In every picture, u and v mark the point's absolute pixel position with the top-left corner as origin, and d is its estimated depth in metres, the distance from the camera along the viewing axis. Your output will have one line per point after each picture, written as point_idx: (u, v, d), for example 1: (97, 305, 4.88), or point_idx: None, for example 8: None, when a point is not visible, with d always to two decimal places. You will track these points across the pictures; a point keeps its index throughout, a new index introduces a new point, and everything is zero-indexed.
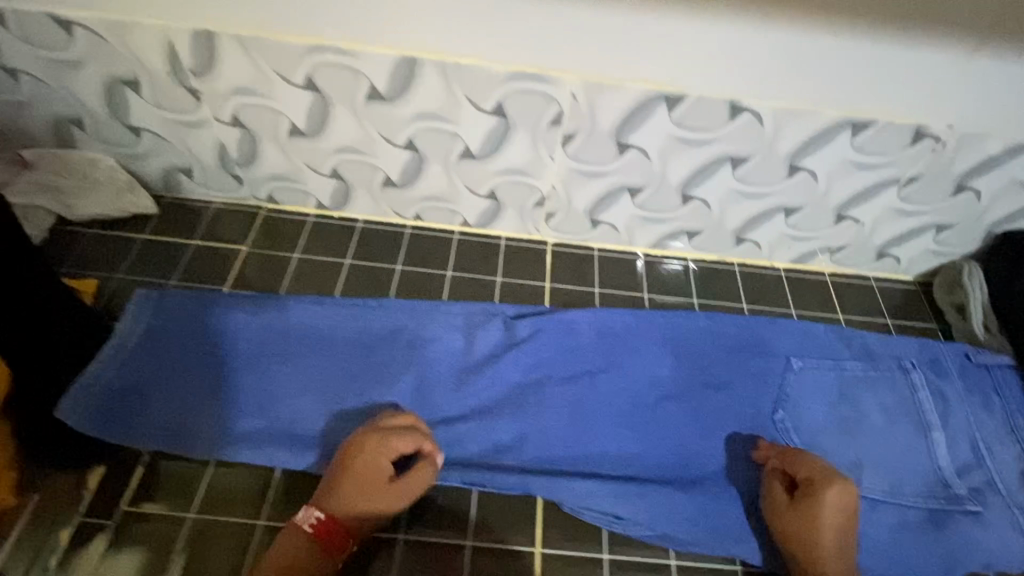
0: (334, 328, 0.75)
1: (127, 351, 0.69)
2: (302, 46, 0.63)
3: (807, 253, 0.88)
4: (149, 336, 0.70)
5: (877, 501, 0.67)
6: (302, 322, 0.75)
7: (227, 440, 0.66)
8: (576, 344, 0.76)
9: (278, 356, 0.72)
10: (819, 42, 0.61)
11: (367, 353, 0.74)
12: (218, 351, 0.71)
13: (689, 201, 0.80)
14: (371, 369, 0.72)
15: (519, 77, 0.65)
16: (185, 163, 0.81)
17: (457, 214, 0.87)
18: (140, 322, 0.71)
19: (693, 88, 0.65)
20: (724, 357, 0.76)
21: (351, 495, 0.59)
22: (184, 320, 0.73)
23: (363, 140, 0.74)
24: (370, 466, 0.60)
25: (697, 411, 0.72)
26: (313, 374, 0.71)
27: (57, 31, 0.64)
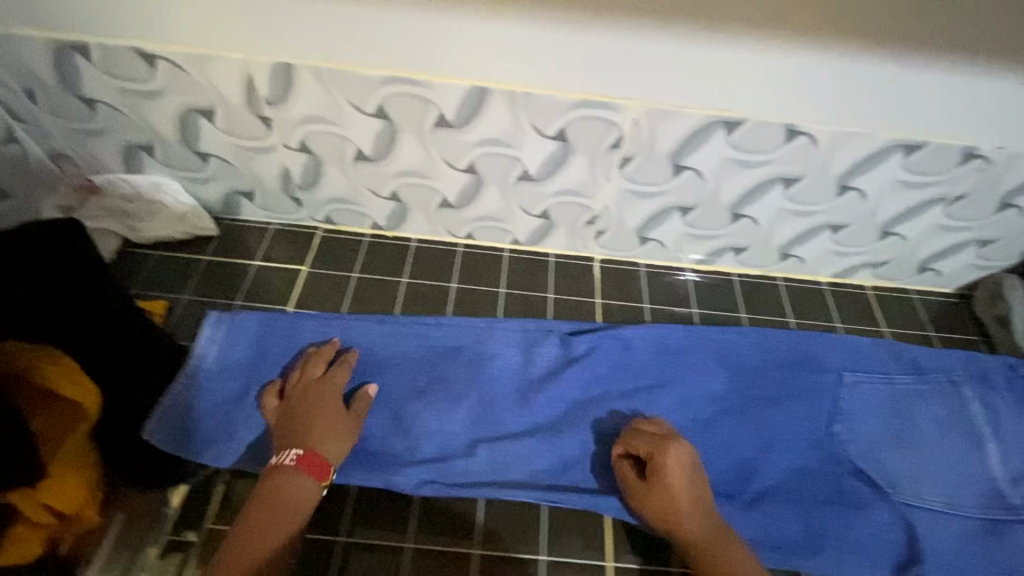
0: (401, 346, 0.78)
1: (205, 373, 0.72)
2: (377, 77, 0.65)
3: (850, 268, 0.90)
4: (226, 358, 0.74)
5: (936, 512, 0.69)
6: (367, 341, 0.78)
7: None
8: (633, 360, 0.78)
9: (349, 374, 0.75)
10: (878, 70, 0.63)
11: (432, 370, 0.76)
12: (248, 361, 0.74)
13: (738, 220, 0.82)
14: (437, 386, 0.75)
15: (583, 104, 0.67)
16: (247, 187, 0.83)
17: (509, 233, 0.89)
18: (216, 343, 0.75)
19: (752, 113, 0.67)
20: (778, 372, 0.79)
21: (314, 430, 0.65)
22: (256, 342, 0.76)
23: (425, 164, 0.76)
24: (324, 401, 0.68)
25: (755, 425, 0.74)
26: (382, 391, 0.74)
27: (140, 65, 0.67)
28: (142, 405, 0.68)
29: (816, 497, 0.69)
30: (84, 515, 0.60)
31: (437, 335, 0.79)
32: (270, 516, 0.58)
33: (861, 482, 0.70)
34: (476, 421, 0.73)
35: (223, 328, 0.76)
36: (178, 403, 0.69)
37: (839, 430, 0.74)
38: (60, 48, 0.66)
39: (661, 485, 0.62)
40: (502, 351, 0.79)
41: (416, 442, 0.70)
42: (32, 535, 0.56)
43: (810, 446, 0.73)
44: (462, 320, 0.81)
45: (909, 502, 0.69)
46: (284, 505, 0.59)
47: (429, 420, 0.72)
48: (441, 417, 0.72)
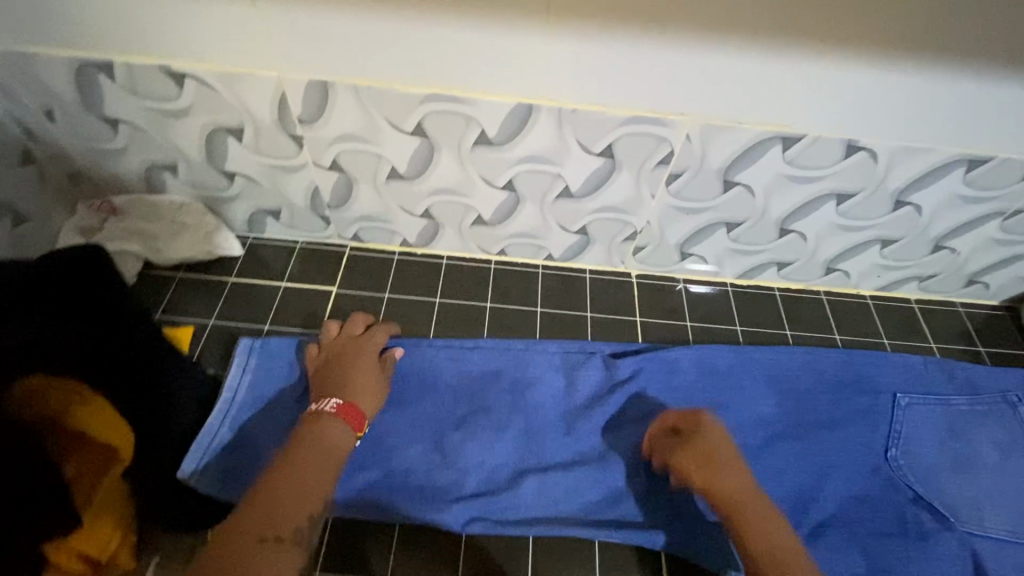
0: (442, 372, 0.76)
1: (238, 406, 0.71)
2: (418, 94, 0.62)
3: (896, 281, 0.87)
4: (259, 390, 0.73)
5: (1004, 541, 0.67)
6: (406, 367, 0.76)
7: (350, 495, 0.66)
8: (679, 383, 0.76)
9: (389, 403, 0.73)
10: (952, 85, 0.60)
11: (473, 397, 0.75)
12: (280, 391, 0.73)
13: (785, 234, 0.79)
14: (480, 413, 0.73)
15: (635, 120, 0.64)
16: (274, 206, 0.80)
17: (544, 249, 0.86)
18: (246, 376, 0.73)
19: (812, 128, 0.64)
20: (830, 396, 0.77)
21: (352, 383, 0.67)
22: (289, 371, 0.75)
23: (462, 182, 0.73)
24: (360, 360, 0.70)
25: (810, 452, 0.72)
26: (424, 421, 0.72)
27: (166, 83, 0.63)
28: (173, 440, 0.66)
29: (880, 527, 0.67)
30: (116, 560, 0.59)
31: (477, 358, 0.78)
32: (313, 450, 0.57)
33: (925, 510, 0.69)
34: (522, 452, 0.71)
35: (254, 357, 0.74)
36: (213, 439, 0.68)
37: (897, 455, 0.73)
38: (81, 67, 0.62)
39: (700, 445, 0.63)
40: (544, 375, 0.77)
41: (461, 471, 0.69)
42: None
43: (867, 472, 0.71)
44: (502, 343, 0.79)
45: (976, 531, 0.67)
46: (322, 444, 0.58)
47: (473, 447, 0.71)
48: (486, 444, 0.71)
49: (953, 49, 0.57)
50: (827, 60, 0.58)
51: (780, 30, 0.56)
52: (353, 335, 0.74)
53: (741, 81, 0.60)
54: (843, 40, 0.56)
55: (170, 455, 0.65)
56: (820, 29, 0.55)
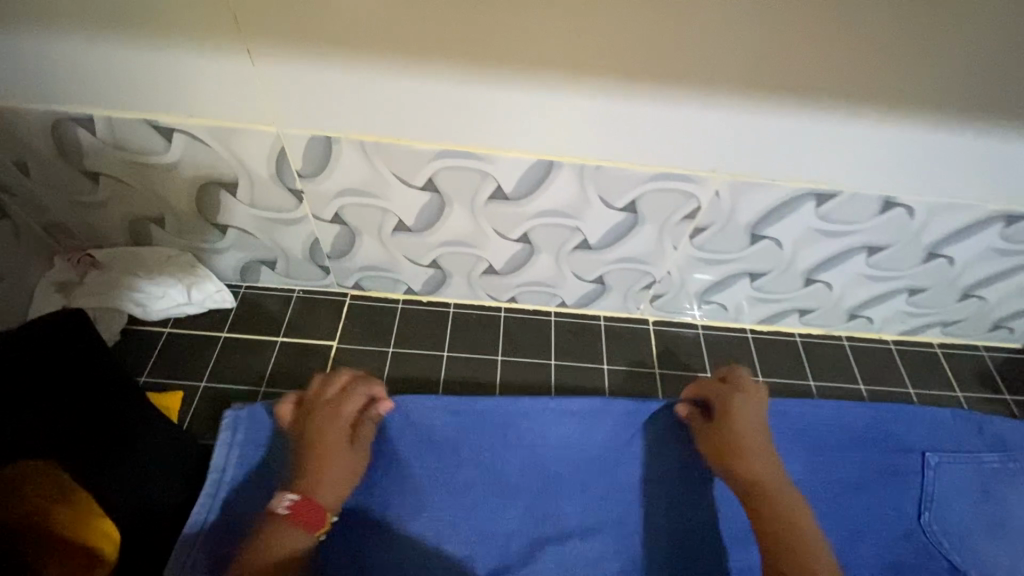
0: (450, 434, 0.71)
1: (227, 487, 0.65)
2: (430, 150, 0.58)
3: (920, 326, 0.84)
4: (249, 467, 0.67)
5: None
6: (411, 426, 0.71)
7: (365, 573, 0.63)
8: None
9: (397, 469, 0.68)
10: (999, 145, 0.57)
11: (483, 457, 0.70)
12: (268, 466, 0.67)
13: (811, 284, 0.75)
14: (493, 477, 0.69)
15: (662, 176, 0.60)
16: (270, 256, 0.75)
17: (556, 297, 0.81)
18: (235, 451, 0.68)
19: (848, 185, 0.61)
20: (859, 454, 0.73)
21: (317, 466, 0.61)
22: (279, 441, 0.69)
23: (473, 234, 0.69)
24: (330, 434, 0.63)
25: (842, 516, 0.69)
26: (434, 485, 0.68)
27: (153, 138, 0.58)
28: (158, 519, 0.62)
29: None
30: None
31: (485, 420, 0.72)
32: (261, 564, 0.54)
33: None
34: (539, 519, 0.67)
35: (241, 430, 0.68)
36: (201, 529, 0.62)
37: (930, 519, 0.71)
38: (59, 120, 0.57)
39: (727, 423, 0.67)
40: (559, 435, 0.72)
41: (475, 543, 0.65)
42: None
43: (901, 538, 0.69)
44: (513, 402, 0.73)
45: None
46: (270, 557, 0.54)
47: (484, 515, 0.67)
48: (500, 513, 0.67)
49: (1004, 110, 0.53)
50: (870, 118, 0.54)
51: (824, 88, 0.52)
52: (327, 397, 0.67)
53: (778, 139, 0.56)
54: (888, 100, 0.53)
55: (148, 542, 0.60)
56: (865, 89, 0.52)
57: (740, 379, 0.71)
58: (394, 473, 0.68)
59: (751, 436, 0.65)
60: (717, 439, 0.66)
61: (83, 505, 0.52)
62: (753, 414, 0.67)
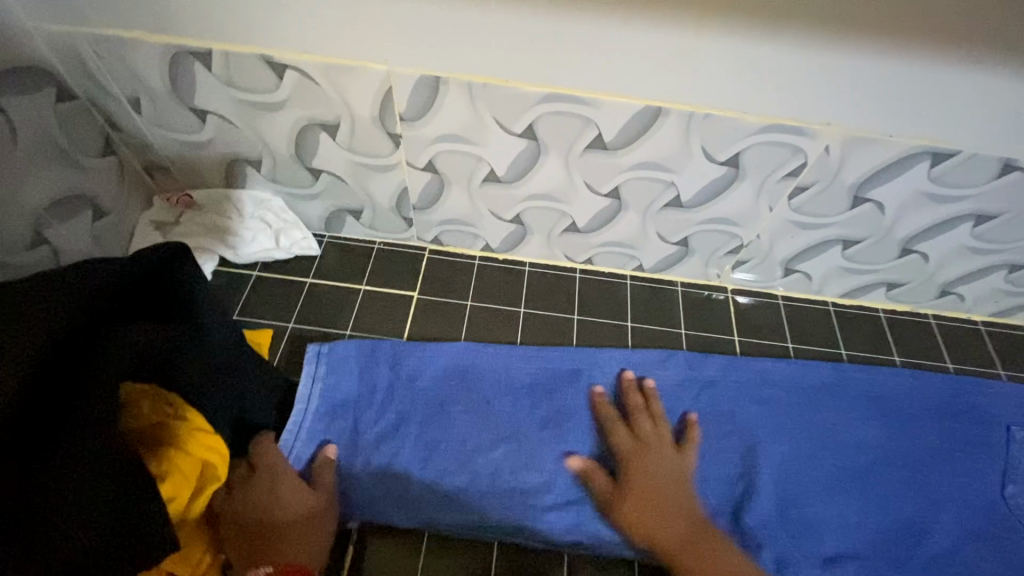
0: (519, 377, 0.72)
1: (313, 416, 0.67)
2: (537, 94, 0.57)
3: (1014, 307, 0.80)
4: (332, 400, 0.69)
5: None
6: (485, 369, 0.73)
7: (438, 499, 0.64)
8: (772, 396, 0.72)
9: (471, 407, 0.70)
10: None
11: (553, 400, 0.71)
12: (349, 399, 0.70)
13: (906, 255, 0.73)
14: (565, 421, 0.70)
15: (773, 129, 0.58)
16: (357, 205, 0.76)
17: (635, 259, 0.80)
18: (317, 383, 0.69)
19: (969, 145, 0.58)
20: (936, 421, 0.71)
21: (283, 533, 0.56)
22: (361, 375, 0.71)
23: (564, 187, 0.68)
24: (281, 499, 0.59)
25: (918, 481, 0.67)
26: (505, 423, 0.69)
27: (265, 75, 0.59)
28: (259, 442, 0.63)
29: (1000, 566, 0.62)
30: None
31: (553, 365, 0.74)
32: None
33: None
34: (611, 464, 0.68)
35: (324, 365, 0.70)
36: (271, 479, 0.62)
37: (1015, 492, 0.67)
38: (178, 54, 0.58)
39: (637, 476, 0.63)
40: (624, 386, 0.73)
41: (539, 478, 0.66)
42: None
43: (981, 509, 0.65)
44: (580, 351, 0.75)
45: None
46: None
47: (546, 449, 0.68)
48: (564, 450, 0.68)
49: None
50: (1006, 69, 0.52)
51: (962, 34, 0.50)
52: (248, 477, 0.59)
53: (901, 92, 0.54)
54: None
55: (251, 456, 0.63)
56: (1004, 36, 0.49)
57: (654, 412, 0.69)
58: (469, 411, 0.70)
59: (667, 484, 0.63)
60: (629, 510, 0.61)
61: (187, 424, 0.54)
62: (673, 459, 0.64)
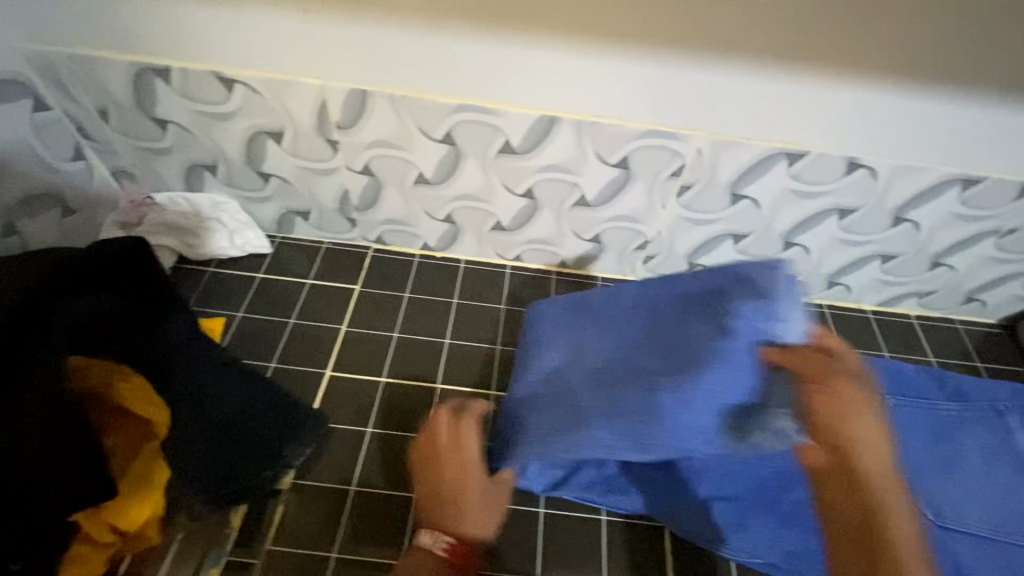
0: (695, 342, 0.57)
1: (642, 349, 0.61)
2: (449, 104, 0.67)
3: (896, 296, 0.89)
4: (611, 338, 0.65)
5: (986, 539, 0.70)
6: (646, 338, 0.62)
7: (365, 465, 0.70)
8: None
9: (621, 374, 0.60)
10: (942, 104, 0.65)
11: (681, 354, 0.58)
12: (631, 349, 0.62)
13: (789, 248, 0.82)
14: (674, 361, 0.57)
15: (652, 134, 0.68)
16: (304, 208, 0.84)
17: (558, 256, 0.88)
18: (601, 350, 0.64)
19: (816, 145, 0.69)
20: None
21: (462, 532, 0.58)
22: (552, 324, 0.70)
23: (484, 188, 0.77)
24: (824, 405, 0.50)
25: None
26: (628, 377, 0.59)
27: (216, 88, 0.69)
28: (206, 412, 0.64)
29: None
30: (143, 534, 0.61)
31: (717, 287, 0.60)
32: None
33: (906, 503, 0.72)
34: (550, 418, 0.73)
35: (589, 314, 0.69)
36: (205, 452, 0.63)
37: None
38: (141, 71, 0.68)
39: (837, 380, 0.51)
40: (799, 292, 0.57)
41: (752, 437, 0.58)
42: (94, 556, 0.58)
43: None
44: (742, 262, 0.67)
45: (953, 528, 0.71)
46: None
47: (727, 379, 0.54)
48: (697, 414, 0.54)
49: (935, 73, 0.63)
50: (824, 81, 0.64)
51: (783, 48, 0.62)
52: (451, 432, 0.64)
53: (747, 101, 0.66)
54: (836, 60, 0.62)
55: (198, 426, 0.63)
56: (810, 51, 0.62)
57: (836, 344, 0.54)
58: (402, 385, 0.77)
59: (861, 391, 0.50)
60: (828, 402, 0.50)
61: (117, 385, 0.62)
62: (867, 395, 0.50)
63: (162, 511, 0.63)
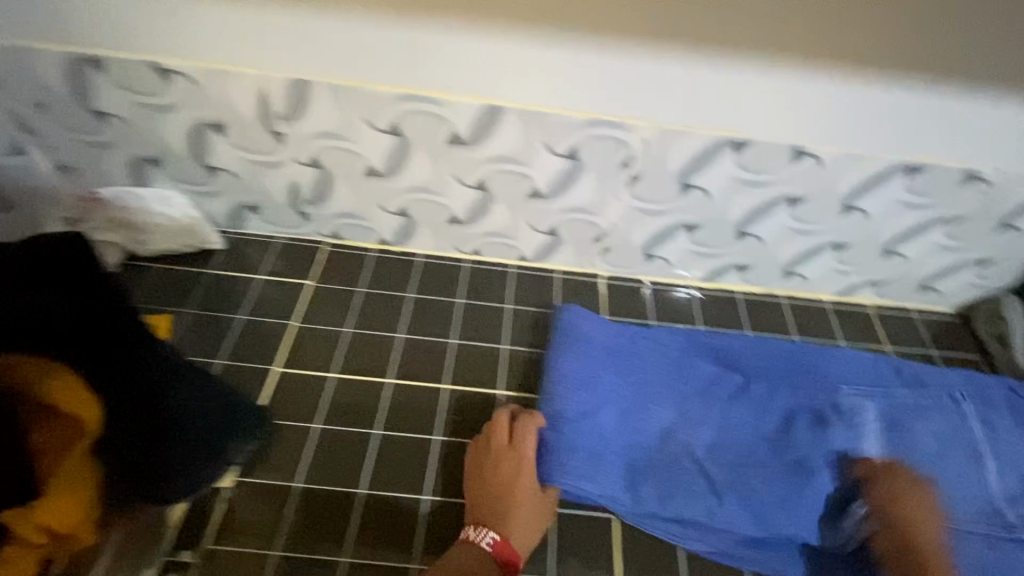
0: (733, 425, 0.72)
1: (723, 448, 0.70)
2: (392, 93, 0.68)
3: (852, 286, 0.88)
4: (680, 415, 0.72)
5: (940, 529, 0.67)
6: (716, 438, 0.71)
7: (309, 463, 0.68)
8: (630, 355, 0.76)
9: (691, 468, 0.68)
10: (871, 94, 0.67)
11: (781, 455, 0.70)
12: (704, 439, 0.71)
13: (744, 238, 0.82)
14: (743, 464, 0.69)
15: (597, 123, 0.69)
16: (255, 202, 0.83)
17: (516, 249, 0.86)
18: (667, 423, 0.72)
19: (759, 134, 0.70)
20: (773, 375, 0.77)
21: (508, 535, 0.60)
22: (615, 382, 0.73)
23: (434, 179, 0.77)
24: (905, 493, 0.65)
25: (739, 416, 0.73)
26: (708, 482, 0.67)
27: (156, 80, 0.68)
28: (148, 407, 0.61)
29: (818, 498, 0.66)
30: (76, 536, 0.58)
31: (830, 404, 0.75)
32: None
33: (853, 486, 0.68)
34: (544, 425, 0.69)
35: (692, 397, 0.74)
36: (146, 448, 0.60)
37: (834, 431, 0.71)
38: (79, 64, 0.68)
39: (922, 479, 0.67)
40: (873, 420, 0.74)
41: (792, 529, 0.64)
42: (22, 558, 0.54)
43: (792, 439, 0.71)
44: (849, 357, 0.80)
45: None
46: None
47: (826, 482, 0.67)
48: (750, 509, 0.65)
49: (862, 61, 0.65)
50: (757, 69, 0.65)
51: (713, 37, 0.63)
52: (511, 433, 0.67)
53: (684, 90, 0.67)
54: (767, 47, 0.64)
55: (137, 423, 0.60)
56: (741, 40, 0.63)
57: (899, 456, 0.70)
58: (352, 380, 0.76)
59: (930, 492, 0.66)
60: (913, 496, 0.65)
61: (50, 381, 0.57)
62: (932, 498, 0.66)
63: (101, 513, 0.60)
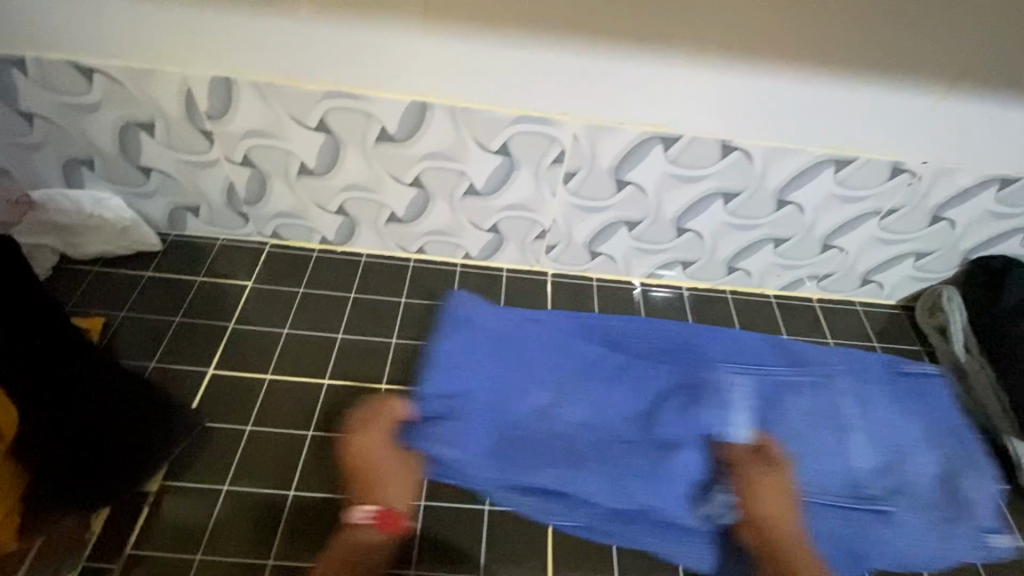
0: (607, 404, 0.74)
1: (594, 426, 0.72)
2: (317, 91, 0.68)
3: (796, 280, 0.89)
4: (552, 394, 0.74)
5: (844, 509, 0.68)
6: (585, 414, 0.73)
7: (240, 466, 0.67)
8: (505, 339, 0.79)
9: (562, 445, 0.70)
10: (793, 88, 0.68)
11: (647, 431, 0.72)
12: (569, 415, 0.73)
13: (683, 234, 0.82)
14: (613, 442, 0.70)
15: (525, 119, 0.70)
16: (193, 203, 0.82)
17: (460, 248, 0.86)
18: (549, 402, 0.74)
19: (687, 128, 0.71)
20: (660, 356, 0.80)
21: (386, 503, 0.63)
22: (479, 365, 0.76)
23: (369, 177, 0.76)
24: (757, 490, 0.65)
25: (617, 394, 0.75)
26: (578, 458, 0.69)
27: (79, 80, 0.68)
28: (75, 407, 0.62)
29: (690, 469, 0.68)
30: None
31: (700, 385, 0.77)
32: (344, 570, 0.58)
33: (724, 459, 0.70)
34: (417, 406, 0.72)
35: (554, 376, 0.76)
36: (72, 448, 0.61)
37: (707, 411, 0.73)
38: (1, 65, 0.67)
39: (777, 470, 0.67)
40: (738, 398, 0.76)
41: (654, 500, 0.66)
42: None
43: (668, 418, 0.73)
44: (720, 339, 0.83)
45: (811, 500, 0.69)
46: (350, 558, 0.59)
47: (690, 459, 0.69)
48: (619, 486, 0.66)
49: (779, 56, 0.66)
50: (677, 64, 0.66)
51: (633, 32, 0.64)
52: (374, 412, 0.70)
53: (607, 86, 0.68)
54: (684, 44, 0.65)
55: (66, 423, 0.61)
56: (659, 36, 0.64)
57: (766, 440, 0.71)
58: (288, 381, 0.75)
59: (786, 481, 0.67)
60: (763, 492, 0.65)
61: None
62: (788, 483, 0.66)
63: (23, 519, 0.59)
